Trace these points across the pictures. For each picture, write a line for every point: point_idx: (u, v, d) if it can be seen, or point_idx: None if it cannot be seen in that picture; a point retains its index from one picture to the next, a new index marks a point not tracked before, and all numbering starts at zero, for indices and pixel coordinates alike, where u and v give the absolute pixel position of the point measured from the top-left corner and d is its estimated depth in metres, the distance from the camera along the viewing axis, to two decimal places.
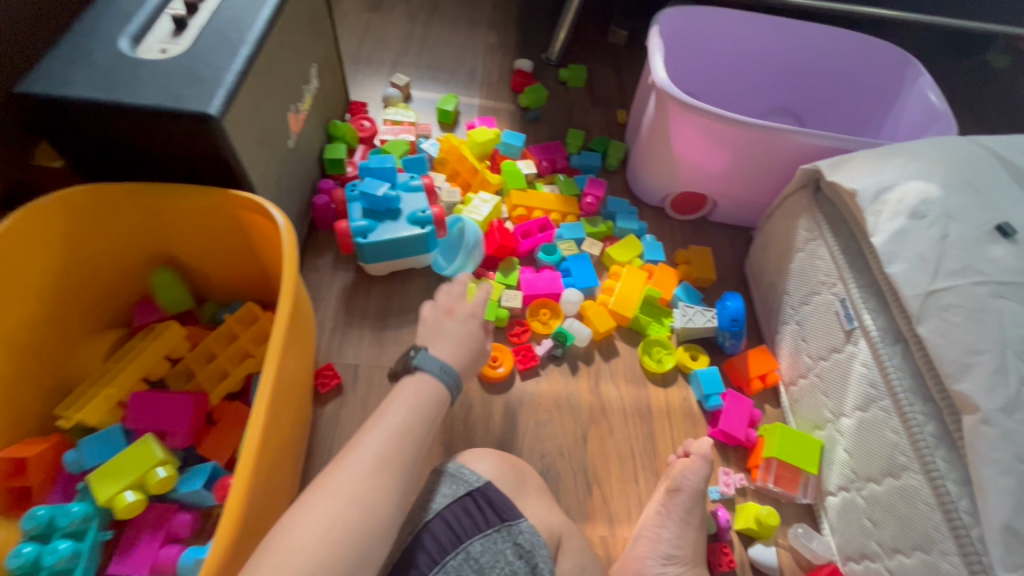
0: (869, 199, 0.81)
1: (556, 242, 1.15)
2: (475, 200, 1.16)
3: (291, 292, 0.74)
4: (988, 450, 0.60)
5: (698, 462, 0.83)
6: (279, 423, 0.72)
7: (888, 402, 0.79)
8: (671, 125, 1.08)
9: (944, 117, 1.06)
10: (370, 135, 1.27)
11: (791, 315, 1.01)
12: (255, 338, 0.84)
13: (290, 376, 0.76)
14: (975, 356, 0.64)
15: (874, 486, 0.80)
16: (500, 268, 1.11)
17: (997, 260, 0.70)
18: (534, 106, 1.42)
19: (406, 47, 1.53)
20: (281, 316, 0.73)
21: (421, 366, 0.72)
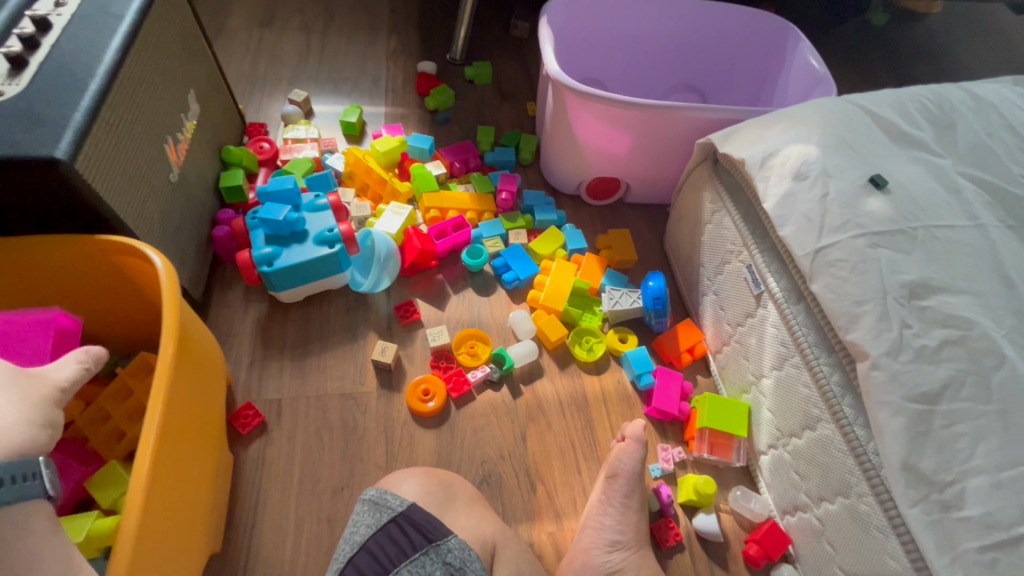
0: (757, 166, 0.83)
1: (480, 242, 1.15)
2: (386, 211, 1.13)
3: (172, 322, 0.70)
4: (881, 393, 0.63)
5: (633, 446, 0.84)
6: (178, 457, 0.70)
7: (797, 358, 0.82)
8: (571, 114, 1.08)
9: (825, 80, 1.12)
10: (271, 156, 1.22)
11: (709, 286, 1.03)
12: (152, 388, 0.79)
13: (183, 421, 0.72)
14: (860, 306, 0.67)
15: (797, 440, 0.83)
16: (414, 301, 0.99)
17: (873, 212, 0.73)
18: (442, 108, 1.40)
19: (303, 60, 1.47)
20: (164, 360, 0.68)
21: None
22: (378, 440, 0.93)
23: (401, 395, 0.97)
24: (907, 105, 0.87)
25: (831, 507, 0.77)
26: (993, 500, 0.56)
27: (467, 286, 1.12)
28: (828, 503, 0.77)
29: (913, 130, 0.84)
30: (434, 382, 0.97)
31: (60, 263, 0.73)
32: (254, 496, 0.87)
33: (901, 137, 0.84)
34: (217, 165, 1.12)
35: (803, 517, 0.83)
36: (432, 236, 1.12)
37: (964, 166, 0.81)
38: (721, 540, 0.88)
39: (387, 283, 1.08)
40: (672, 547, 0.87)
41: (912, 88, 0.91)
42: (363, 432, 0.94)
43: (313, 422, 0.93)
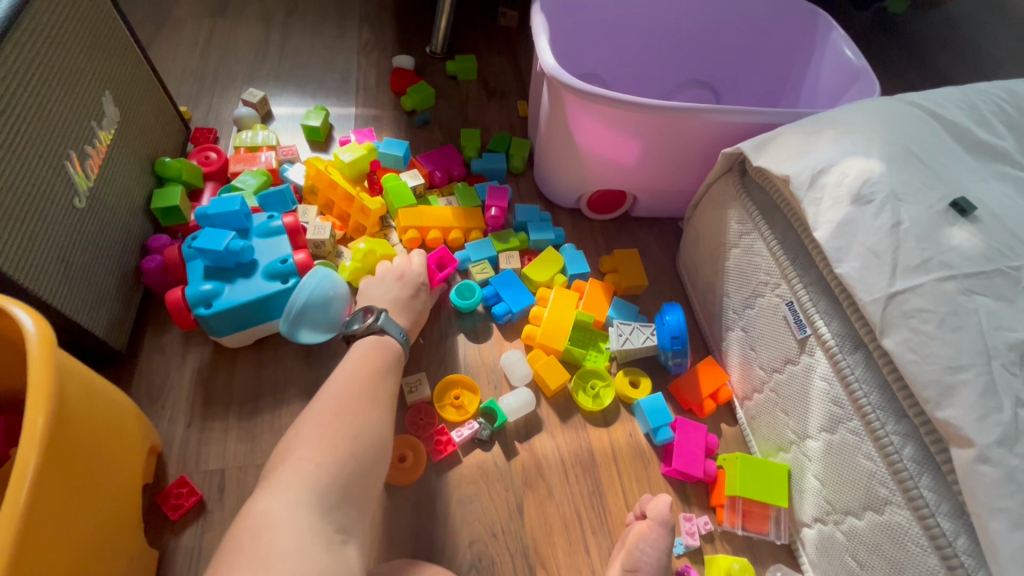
0: (804, 184, 0.67)
1: (466, 268, 0.99)
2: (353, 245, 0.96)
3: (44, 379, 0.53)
4: (993, 497, 0.48)
5: (656, 530, 0.68)
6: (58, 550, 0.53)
7: (857, 422, 0.66)
8: (570, 117, 0.92)
9: (865, 74, 0.96)
10: (218, 168, 1.04)
11: (735, 321, 0.88)
12: None
13: (67, 529, 0.54)
14: (956, 375, 0.52)
15: (854, 520, 0.68)
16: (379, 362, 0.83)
17: (959, 247, 0.58)
18: (420, 108, 1.22)
19: (261, 54, 1.29)
20: (31, 456, 0.50)
21: (386, 328, 0.77)
22: None
23: None
24: (979, 107, 0.72)
25: None
26: None
27: (450, 321, 0.95)
28: None
29: (991, 138, 0.69)
30: (410, 445, 0.81)
31: None
32: None
33: (977, 147, 0.68)
34: (150, 180, 0.94)
35: None
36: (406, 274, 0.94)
37: None
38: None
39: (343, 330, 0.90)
40: None
41: (982, 86, 0.76)
42: None
43: None
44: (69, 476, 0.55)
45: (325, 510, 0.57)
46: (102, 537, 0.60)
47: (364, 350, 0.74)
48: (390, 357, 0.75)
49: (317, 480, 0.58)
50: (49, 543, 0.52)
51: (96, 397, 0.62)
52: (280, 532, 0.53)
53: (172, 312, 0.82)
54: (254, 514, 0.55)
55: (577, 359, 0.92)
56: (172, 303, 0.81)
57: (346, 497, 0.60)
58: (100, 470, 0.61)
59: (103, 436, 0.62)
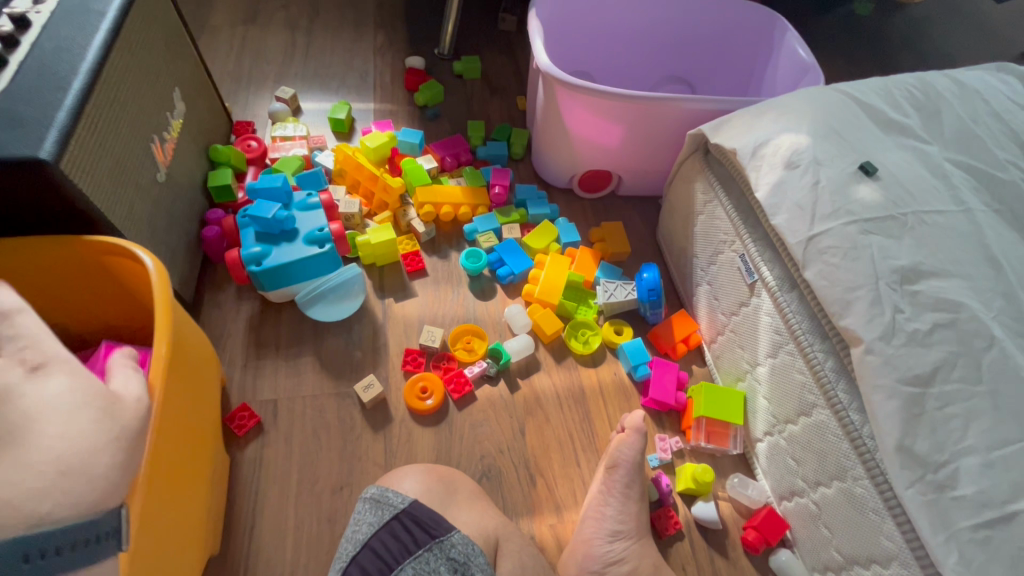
0: (749, 156, 0.83)
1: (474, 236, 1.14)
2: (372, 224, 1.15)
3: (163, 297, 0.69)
4: (875, 377, 0.64)
5: (633, 436, 0.84)
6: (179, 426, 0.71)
7: (792, 345, 0.82)
8: (562, 107, 1.08)
9: (813, 68, 1.12)
10: (259, 155, 1.20)
11: (702, 276, 1.04)
12: None
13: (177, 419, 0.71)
14: (853, 292, 0.68)
15: (792, 426, 0.84)
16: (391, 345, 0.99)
17: (863, 200, 0.74)
18: (432, 104, 1.39)
19: (289, 57, 1.46)
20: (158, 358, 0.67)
21: None
22: (376, 437, 0.93)
23: (397, 394, 0.97)
24: (893, 93, 0.88)
25: (828, 491, 0.78)
26: (986, 479, 0.57)
27: (461, 283, 1.12)
28: (824, 487, 0.79)
29: (900, 118, 0.85)
30: (433, 381, 0.97)
31: (45, 263, 0.72)
32: (252, 497, 0.86)
33: (888, 125, 0.85)
34: (205, 164, 1.11)
35: (799, 502, 0.84)
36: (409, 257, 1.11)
37: (952, 152, 0.82)
38: (719, 527, 0.89)
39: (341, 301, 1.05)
40: (672, 536, 0.88)
41: (898, 76, 0.92)
42: (360, 430, 0.93)
43: (310, 422, 0.93)
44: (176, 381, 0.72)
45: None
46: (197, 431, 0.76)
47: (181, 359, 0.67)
48: None
49: None
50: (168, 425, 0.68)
51: (188, 326, 0.78)
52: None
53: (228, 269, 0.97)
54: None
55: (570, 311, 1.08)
56: (230, 260, 0.96)
57: None
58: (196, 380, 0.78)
59: (194, 357, 0.78)
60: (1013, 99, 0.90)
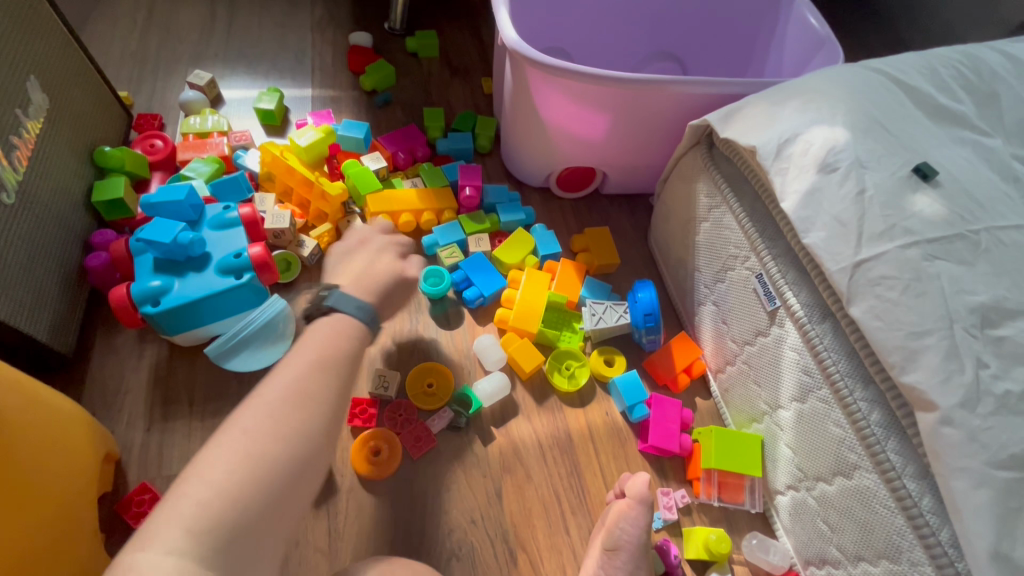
0: (771, 156, 0.67)
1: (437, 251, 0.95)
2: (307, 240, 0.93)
3: None
4: (956, 457, 0.48)
5: (636, 509, 0.69)
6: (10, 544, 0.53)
7: (826, 391, 0.67)
8: (534, 93, 0.89)
9: (829, 42, 0.95)
10: (165, 156, 0.98)
11: (707, 295, 0.88)
12: None
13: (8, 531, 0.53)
14: (919, 340, 0.52)
15: (825, 486, 0.69)
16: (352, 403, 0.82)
17: (922, 213, 0.58)
18: (381, 88, 1.17)
19: (207, 34, 1.21)
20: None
21: None
22: (318, 513, 0.75)
23: (343, 456, 0.79)
24: (940, 72, 0.72)
25: (873, 570, 0.64)
26: None
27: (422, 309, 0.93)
28: (868, 564, 0.64)
29: (952, 104, 0.69)
30: (388, 438, 0.79)
31: None
32: None
33: (938, 113, 0.68)
34: (89, 172, 0.88)
35: (833, 573, 0.70)
36: None
37: (1015, 147, 0.66)
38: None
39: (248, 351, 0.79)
40: None
41: (942, 51, 0.76)
42: None
43: None
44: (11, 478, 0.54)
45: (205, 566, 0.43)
46: (50, 545, 0.58)
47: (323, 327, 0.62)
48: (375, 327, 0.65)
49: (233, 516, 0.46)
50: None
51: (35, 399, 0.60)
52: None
53: (115, 310, 0.76)
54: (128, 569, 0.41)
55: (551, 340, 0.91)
56: (116, 299, 0.76)
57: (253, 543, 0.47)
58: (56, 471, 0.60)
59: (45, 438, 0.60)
60: None
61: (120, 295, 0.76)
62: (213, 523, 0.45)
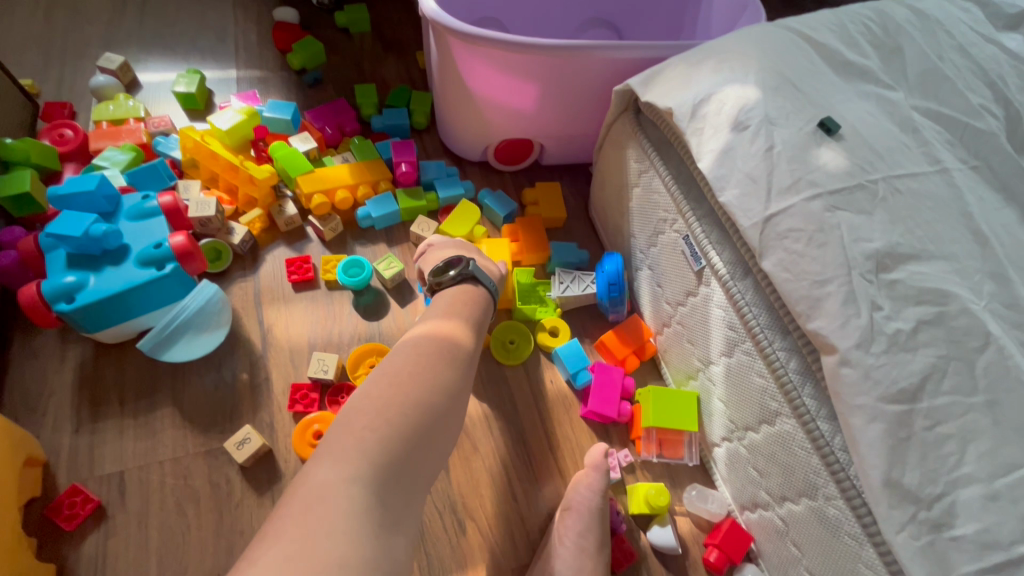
0: (687, 117, 0.68)
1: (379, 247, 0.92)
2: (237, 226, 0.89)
3: None
4: (853, 394, 0.51)
5: (593, 475, 0.74)
6: None
7: (749, 344, 0.70)
8: (461, 65, 0.87)
9: (752, 3, 0.96)
10: (78, 147, 0.93)
11: (643, 260, 0.89)
12: None
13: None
14: (822, 287, 0.55)
15: (753, 435, 0.73)
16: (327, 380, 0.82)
17: (826, 166, 0.60)
18: (311, 66, 1.13)
19: (118, 14, 1.14)
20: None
21: None
22: (263, 500, 0.74)
23: (285, 444, 0.78)
24: (849, 29, 0.73)
25: (795, 508, 0.68)
26: (991, 515, 0.47)
27: (352, 300, 0.90)
28: (792, 503, 0.68)
29: (858, 59, 0.71)
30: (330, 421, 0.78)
31: None
32: None
33: (846, 68, 0.70)
34: None
35: (764, 515, 0.74)
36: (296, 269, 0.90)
37: (916, 99, 0.69)
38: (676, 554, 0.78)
39: (185, 341, 0.78)
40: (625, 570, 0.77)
41: (853, 8, 0.77)
42: (242, 496, 0.74)
43: (171, 495, 0.73)
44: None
45: (379, 488, 0.49)
46: None
47: (447, 302, 0.71)
48: (482, 302, 0.73)
49: (382, 452, 0.50)
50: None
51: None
52: (335, 505, 0.45)
53: (26, 310, 0.73)
54: (311, 483, 0.47)
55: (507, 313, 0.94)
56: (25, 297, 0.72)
57: (399, 480, 0.51)
58: None
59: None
60: (975, 28, 0.77)
61: (29, 294, 0.72)
62: (378, 448, 0.50)
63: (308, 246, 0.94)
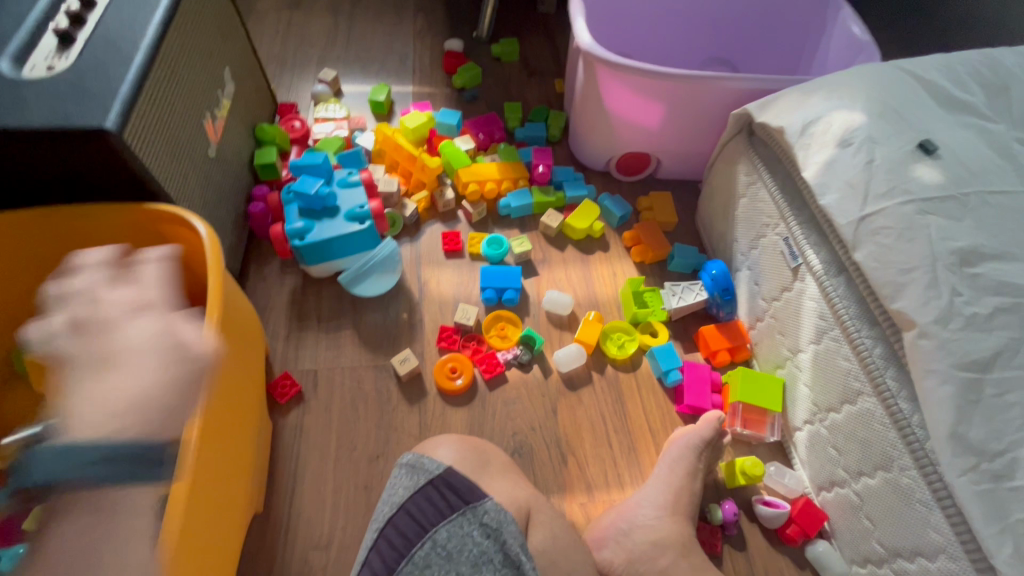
0: (797, 134, 0.81)
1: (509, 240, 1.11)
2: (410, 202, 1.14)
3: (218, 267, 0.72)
4: (928, 361, 0.61)
5: (704, 425, 0.86)
6: (227, 406, 0.73)
7: (837, 331, 0.80)
8: (602, 87, 1.07)
9: (869, 46, 1.07)
10: (302, 135, 1.23)
11: (743, 262, 1.01)
12: None
13: (224, 427, 0.72)
14: (907, 274, 0.65)
15: (835, 415, 0.81)
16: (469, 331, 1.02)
17: (922, 179, 0.71)
18: (470, 86, 1.39)
19: (332, 41, 1.48)
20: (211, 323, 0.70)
21: None
22: (412, 409, 0.94)
23: (429, 372, 0.98)
24: (957, 69, 0.83)
25: (871, 481, 0.75)
26: None
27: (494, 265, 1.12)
28: (868, 478, 0.76)
29: (964, 94, 0.81)
30: (461, 361, 0.98)
31: (112, 229, 0.75)
32: (291, 462, 0.89)
33: (950, 102, 0.80)
34: (252, 143, 1.14)
35: (840, 492, 0.82)
36: (450, 244, 1.11)
37: (1019, 132, 0.77)
38: (771, 524, 0.86)
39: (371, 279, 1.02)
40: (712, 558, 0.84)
41: (964, 52, 0.87)
42: (396, 403, 0.95)
43: (348, 393, 0.95)
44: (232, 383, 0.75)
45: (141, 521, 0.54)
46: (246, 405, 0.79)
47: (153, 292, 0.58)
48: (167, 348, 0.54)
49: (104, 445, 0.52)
50: (217, 429, 0.69)
51: (239, 297, 0.81)
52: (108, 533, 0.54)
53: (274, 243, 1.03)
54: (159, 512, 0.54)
55: (619, 313, 1.07)
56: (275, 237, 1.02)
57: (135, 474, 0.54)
58: (246, 358, 0.81)
59: (246, 322, 0.82)
60: None
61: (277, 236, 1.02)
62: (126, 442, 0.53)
63: (458, 225, 1.17)
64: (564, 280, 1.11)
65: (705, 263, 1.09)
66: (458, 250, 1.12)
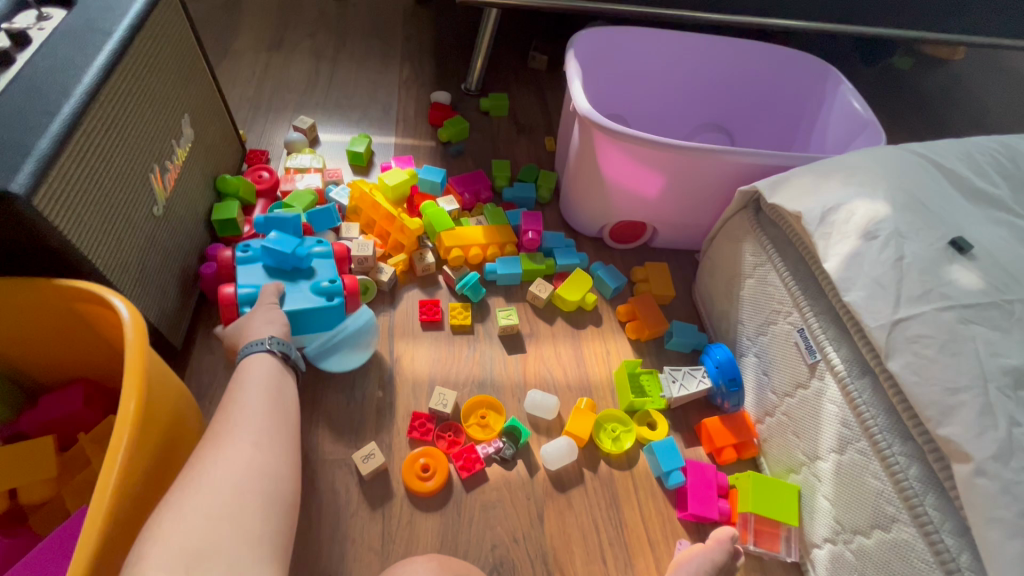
0: (816, 222, 0.74)
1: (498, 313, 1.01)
2: (386, 266, 1.04)
3: (135, 347, 0.59)
4: (990, 507, 0.52)
5: (715, 547, 0.75)
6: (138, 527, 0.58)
7: (865, 444, 0.70)
8: (599, 154, 1.00)
9: (872, 124, 1.04)
10: (270, 187, 1.13)
11: (749, 347, 0.93)
12: (99, 438, 0.68)
13: None
14: (955, 395, 0.57)
15: (863, 539, 0.71)
16: (446, 419, 0.90)
17: (960, 283, 0.64)
18: (455, 140, 1.31)
19: (311, 86, 1.40)
20: (120, 435, 0.55)
21: None
22: (374, 515, 0.81)
23: (397, 468, 0.84)
24: (977, 159, 0.78)
25: None
26: None
27: (479, 337, 1.01)
28: None
29: (988, 187, 0.75)
30: (435, 456, 0.85)
31: (20, 307, 0.62)
32: None
33: (975, 194, 0.75)
34: (211, 194, 1.03)
35: None
36: (427, 315, 1.00)
37: None
38: None
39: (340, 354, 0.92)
40: None
41: (979, 139, 0.82)
42: (356, 507, 0.81)
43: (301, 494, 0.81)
44: (146, 507, 0.60)
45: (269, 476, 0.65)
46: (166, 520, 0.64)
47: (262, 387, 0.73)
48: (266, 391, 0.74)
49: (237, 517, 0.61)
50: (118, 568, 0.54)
51: (168, 384, 0.67)
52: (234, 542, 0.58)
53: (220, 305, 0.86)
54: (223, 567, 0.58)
55: (614, 399, 0.96)
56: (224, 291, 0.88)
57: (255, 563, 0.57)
58: (173, 452, 0.67)
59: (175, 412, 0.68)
60: None
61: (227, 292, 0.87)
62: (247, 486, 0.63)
63: (438, 292, 1.06)
64: (553, 359, 1.00)
65: (707, 345, 1.00)
66: (439, 321, 1.01)
